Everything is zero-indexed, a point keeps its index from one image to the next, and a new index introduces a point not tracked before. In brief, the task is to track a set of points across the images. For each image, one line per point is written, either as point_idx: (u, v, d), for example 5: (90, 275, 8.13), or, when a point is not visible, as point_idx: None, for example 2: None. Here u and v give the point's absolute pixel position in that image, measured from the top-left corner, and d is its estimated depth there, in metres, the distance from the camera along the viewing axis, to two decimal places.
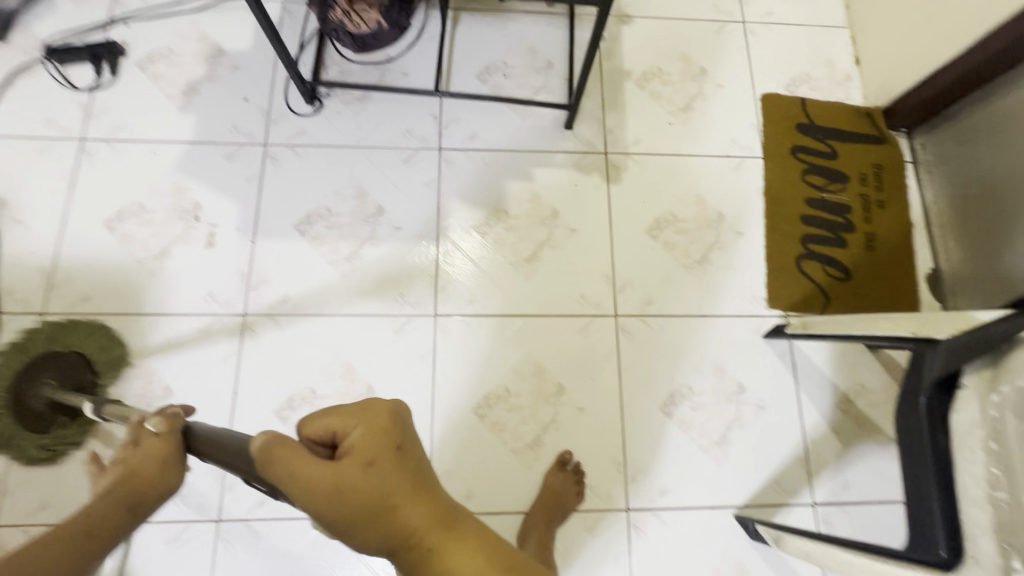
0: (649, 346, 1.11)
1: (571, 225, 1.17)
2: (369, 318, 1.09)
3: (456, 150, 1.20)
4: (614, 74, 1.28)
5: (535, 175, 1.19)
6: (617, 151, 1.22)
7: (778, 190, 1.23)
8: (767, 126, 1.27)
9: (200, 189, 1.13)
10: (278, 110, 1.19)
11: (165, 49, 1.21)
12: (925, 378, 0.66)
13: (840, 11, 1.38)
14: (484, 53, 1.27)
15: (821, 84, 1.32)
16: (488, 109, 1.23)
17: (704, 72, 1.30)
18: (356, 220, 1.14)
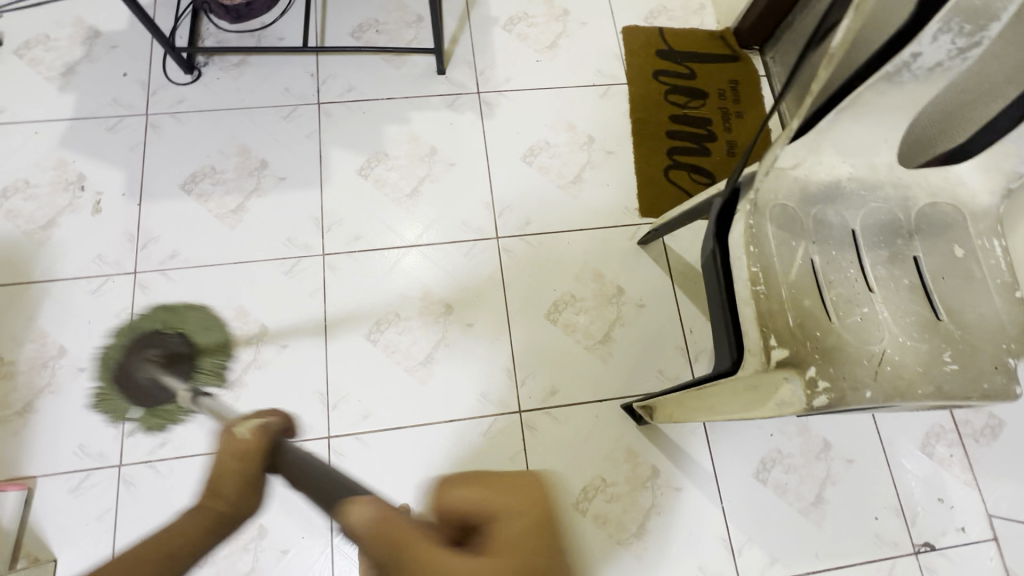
0: (531, 262, 1.18)
1: (449, 160, 1.24)
2: (259, 263, 1.13)
3: (334, 103, 1.26)
4: (482, 21, 1.36)
5: (411, 119, 1.26)
6: (489, 90, 1.30)
7: (644, 110, 1.32)
8: (629, 55, 1.37)
9: (84, 160, 1.17)
10: (157, 81, 1.24)
11: (41, 36, 1.25)
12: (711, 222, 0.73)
13: None
14: (357, 13, 1.34)
15: (676, 14, 1.42)
16: (363, 63, 1.30)
17: (567, 12, 1.39)
18: (241, 175, 1.19)
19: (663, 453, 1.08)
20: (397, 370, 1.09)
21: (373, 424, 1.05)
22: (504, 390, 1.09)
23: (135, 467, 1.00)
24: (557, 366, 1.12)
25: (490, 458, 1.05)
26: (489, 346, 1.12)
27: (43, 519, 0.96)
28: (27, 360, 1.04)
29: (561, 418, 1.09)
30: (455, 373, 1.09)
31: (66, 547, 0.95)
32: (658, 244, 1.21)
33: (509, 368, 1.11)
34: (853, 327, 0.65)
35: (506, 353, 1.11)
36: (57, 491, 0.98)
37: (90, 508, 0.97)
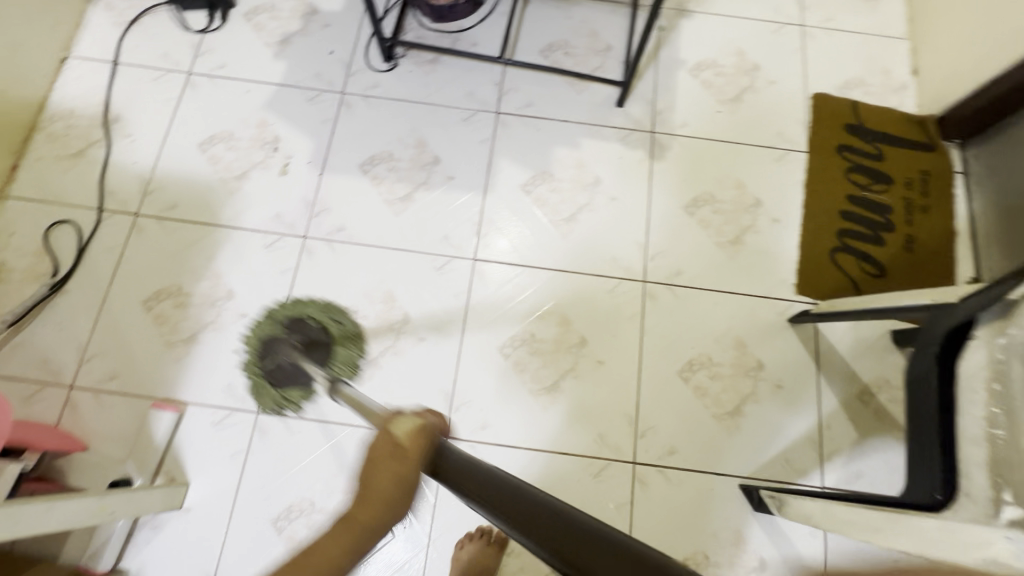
0: (674, 314, 1.15)
1: (611, 193, 1.23)
2: (415, 253, 1.18)
3: (512, 115, 1.29)
4: (670, 61, 1.35)
5: (582, 145, 1.27)
6: (664, 131, 1.29)
7: (820, 184, 1.26)
8: (814, 123, 1.31)
9: (282, 124, 1.27)
10: (358, 64, 1.32)
11: (268, 4, 1.37)
12: (936, 337, 0.68)
13: (901, 24, 1.41)
14: (549, 33, 1.37)
15: (873, 90, 1.35)
16: (546, 82, 1.33)
17: (757, 68, 1.35)
18: (413, 166, 1.24)
19: (775, 548, 1.02)
20: (522, 389, 1.09)
21: (489, 436, 1.06)
22: (622, 437, 1.07)
23: (270, 418, 1.06)
24: (681, 427, 1.08)
25: (596, 502, 1.04)
26: (616, 389, 1.10)
27: (185, 443, 1.04)
28: (200, 295, 1.14)
29: (675, 481, 1.05)
30: (576, 406, 1.09)
31: (199, 476, 1.03)
32: (811, 327, 1.15)
33: (631, 416, 1.08)
34: None
35: (631, 401, 1.09)
36: (202, 421, 1.06)
37: (225, 444, 1.05)
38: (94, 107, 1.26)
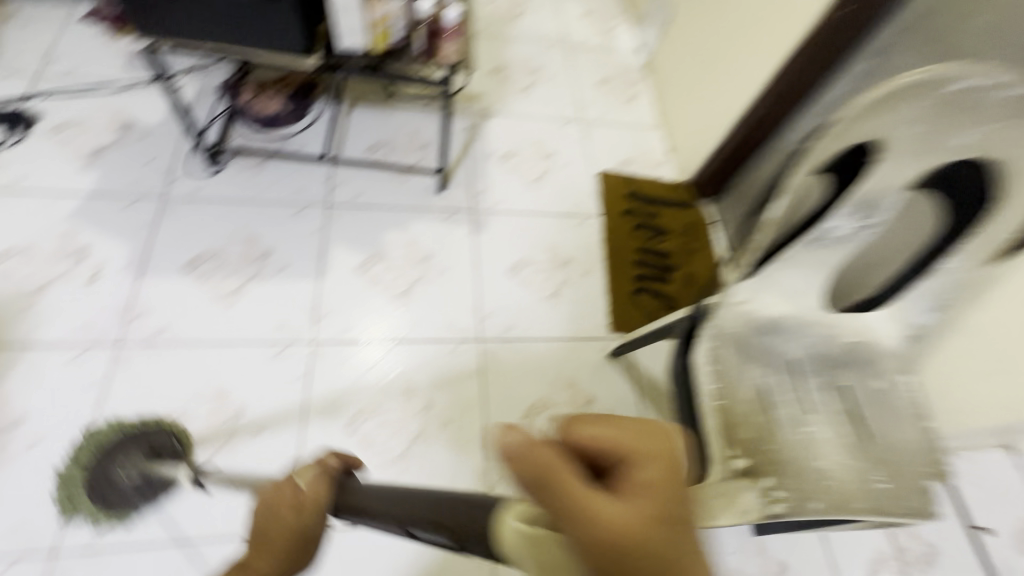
0: (510, 365, 1.26)
1: (442, 265, 1.36)
2: (248, 345, 1.16)
3: (342, 206, 1.39)
4: (481, 153, 1.59)
5: (411, 227, 1.40)
6: (482, 209, 1.48)
7: (615, 240, 1.52)
8: (603, 193, 1.60)
9: (91, 233, 1.22)
10: (179, 170, 1.35)
11: (76, 120, 1.36)
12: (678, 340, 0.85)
13: (653, 118, 1.84)
14: (372, 134, 1.53)
15: (642, 165, 1.71)
16: (373, 176, 1.47)
17: (552, 154, 1.65)
18: (244, 261, 1.26)
19: None
20: (371, 463, 1.09)
21: None
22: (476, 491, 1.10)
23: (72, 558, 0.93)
24: None
25: None
26: (464, 445, 1.14)
27: None
28: None
29: None
30: (429, 466, 1.11)
31: None
32: (626, 358, 1.33)
33: (482, 469, 1.13)
34: (799, 441, 0.75)
35: (480, 454, 1.14)
36: None
37: None
38: None
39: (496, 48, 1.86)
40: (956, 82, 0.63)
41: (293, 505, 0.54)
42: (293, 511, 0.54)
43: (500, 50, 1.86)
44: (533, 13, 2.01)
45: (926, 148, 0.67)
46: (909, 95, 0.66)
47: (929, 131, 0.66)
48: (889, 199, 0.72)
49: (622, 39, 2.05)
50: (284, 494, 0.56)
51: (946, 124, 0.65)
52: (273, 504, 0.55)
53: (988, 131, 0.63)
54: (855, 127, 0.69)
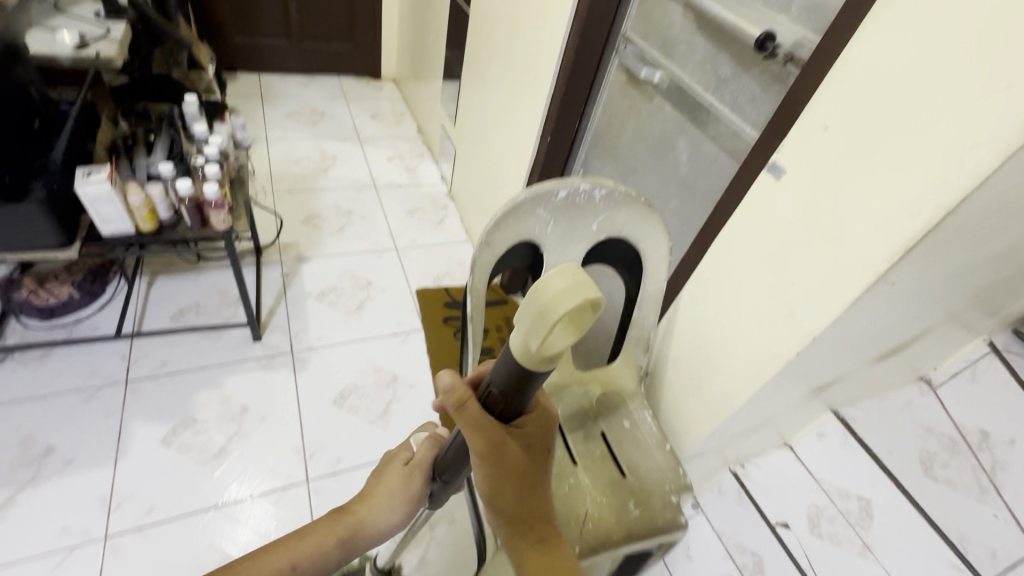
0: (342, 498, 1.23)
1: (261, 413, 1.36)
2: (20, 563, 1.03)
3: (143, 379, 1.35)
4: (298, 296, 1.67)
5: (224, 383, 1.39)
6: (302, 348, 1.53)
7: (439, 347, 1.63)
8: (423, 308, 1.74)
9: None
10: None
11: None
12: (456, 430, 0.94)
13: (461, 234, 2.09)
14: (179, 300, 1.54)
15: (457, 276, 1.90)
16: (180, 341, 1.45)
17: (370, 283, 1.78)
18: (18, 466, 1.15)
19: None
20: None
21: None
22: None
23: None
24: None
25: None
26: None
27: None
28: None
29: None
30: None
31: None
32: None
33: None
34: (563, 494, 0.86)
35: None
36: None
37: None
38: None
39: (308, 200, 2.04)
40: (560, 192, 0.81)
41: (404, 477, 0.61)
42: (398, 468, 0.63)
43: (313, 201, 2.05)
44: (342, 166, 2.27)
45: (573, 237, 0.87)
46: (537, 206, 0.81)
47: (566, 226, 0.85)
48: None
49: (427, 175, 2.37)
50: (397, 465, 0.63)
51: (576, 221, 0.85)
52: (376, 482, 0.63)
53: (604, 219, 0.86)
54: (503, 236, 0.81)
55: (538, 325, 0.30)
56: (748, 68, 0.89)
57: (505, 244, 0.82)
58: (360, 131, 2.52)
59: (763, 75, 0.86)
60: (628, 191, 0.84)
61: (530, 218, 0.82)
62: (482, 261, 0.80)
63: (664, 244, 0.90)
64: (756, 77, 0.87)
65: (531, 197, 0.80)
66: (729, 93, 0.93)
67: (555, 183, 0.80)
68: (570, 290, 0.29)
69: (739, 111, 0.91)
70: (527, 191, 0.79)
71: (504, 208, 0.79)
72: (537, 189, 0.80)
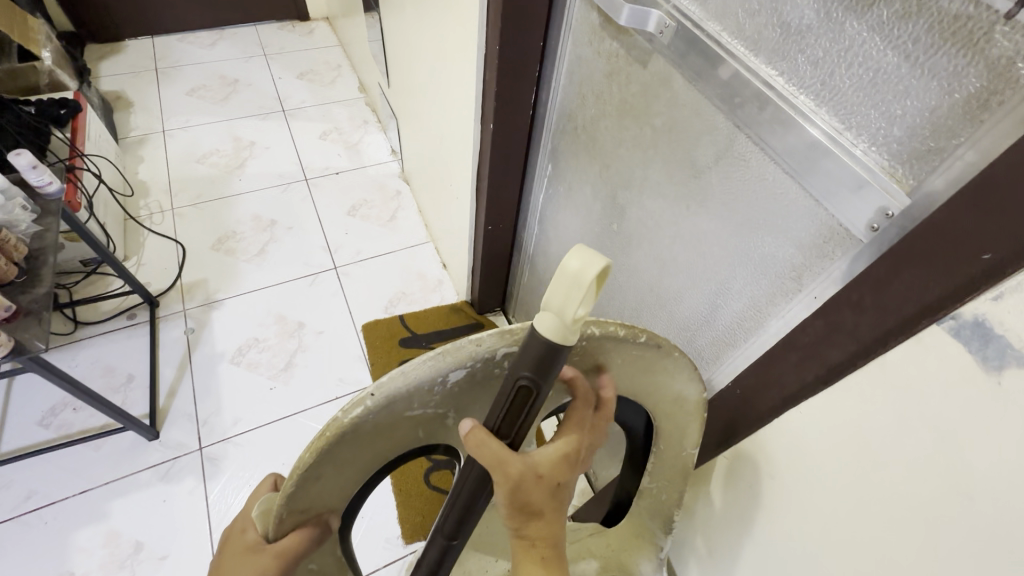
0: None
1: (159, 551, 1.03)
2: None
3: (4, 522, 1.04)
4: (208, 360, 1.30)
5: (110, 511, 1.07)
6: (214, 440, 1.17)
7: None
8: (372, 353, 1.35)
9: None
10: None
11: None
12: None
13: (421, 232, 1.63)
14: (48, 396, 1.20)
15: (415, 297, 1.48)
16: (53, 457, 1.12)
17: (301, 326, 1.38)
18: None
19: None
20: None
21: None
22: None
23: None
24: None
25: None
26: None
27: None
28: None
29: None
30: None
31: None
32: None
33: None
34: None
35: None
36: None
37: None
38: None
39: (218, 213, 1.59)
40: (452, 373, 0.41)
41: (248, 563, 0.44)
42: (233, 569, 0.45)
43: (225, 214, 1.60)
44: (262, 156, 1.78)
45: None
46: (409, 405, 0.41)
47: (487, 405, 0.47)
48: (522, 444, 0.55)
49: (373, 150, 1.86)
50: (251, 533, 0.47)
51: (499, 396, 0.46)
52: (222, 560, 0.46)
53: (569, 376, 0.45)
54: (342, 461, 0.42)
55: (566, 300, 0.31)
56: (861, 10, 0.37)
57: (361, 467, 0.45)
58: (285, 100, 1.98)
59: (907, 32, 0.35)
60: (614, 334, 0.43)
61: (398, 426, 0.43)
62: (307, 505, 0.44)
63: (700, 394, 0.51)
64: (887, 36, 0.36)
65: (386, 398, 0.40)
66: (809, 61, 0.42)
67: (437, 359, 0.40)
68: (588, 262, 0.29)
69: (838, 110, 0.41)
70: (379, 381, 0.40)
71: (324, 432, 0.39)
72: (401, 380, 0.40)
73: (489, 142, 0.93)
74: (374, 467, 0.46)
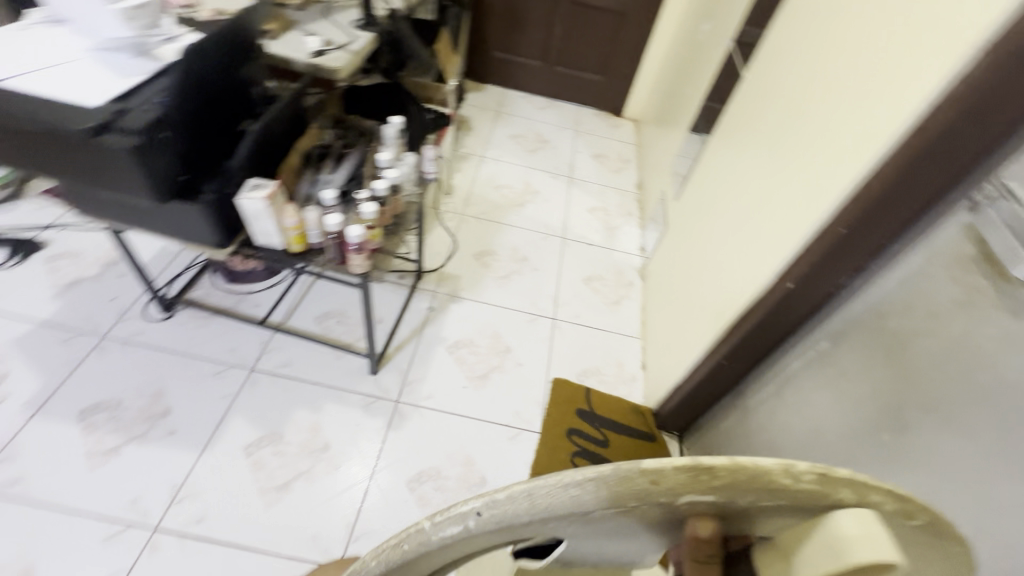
0: None
1: (335, 460, 1.24)
2: (87, 518, 1.08)
3: (265, 373, 1.37)
4: (432, 338, 1.54)
5: (323, 409, 1.33)
6: (409, 401, 1.38)
7: (545, 465, 1.31)
8: (550, 405, 1.45)
9: (18, 362, 1.28)
10: (133, 313, 1.43)
11: (75, 252, 1.54)
12: None
13: (635, 327, 1.73)
14: (329, 303, 1.56)
15: (606, 379, 1.56)
16: (311, 347, 1.45)
17: (508, 350, 1.56)
18: (139, 418, 1.24)
19: None
20: None
21: None
22: None
23: None
24: None
25: None
26: None
27: None
28: None
29: None
30: None
31: None
32: None
33: None
34: None
35: None
36: None
37: None
38: None
39: (490, 232, 1.92)
40: (601, 509, 0.29)
41: None
42: None
43: (493, 236, 1.91)
44: (539, 204, 2.09)
45: (670, 540, 0.37)
46: (525, 527, 0.31)
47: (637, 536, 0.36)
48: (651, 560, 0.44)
49: (626, 239, 2.04)
50: None
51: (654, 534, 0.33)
52: None
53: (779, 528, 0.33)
54: (427, 562, 0.34)
55: (814, 551, 0.29)
56: None
57: (449, 563, 0.37)
58: (575, 170, 2.31)
59: None
60: (870, 505, 0.28)
61: (500, 540, 0.33)
62: None
63: None
64: None
65: (492, 524, 0.30)
66: None
67: (578, 492, 0.29)
68: (866, 530, 0.27)
69: None
70: (490, 495, 0.30)
71: (405, 544, 0.33)
72: (524, 505, 0.29)
73: (776, 298, 0.97)
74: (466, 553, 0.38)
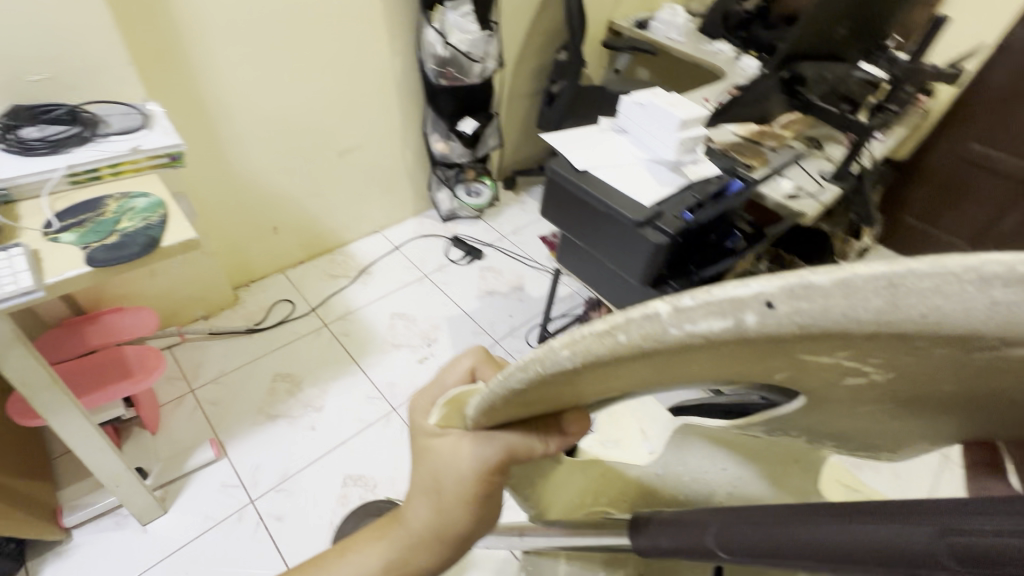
0: None
1: None
2: None
3: None
4: None
5: None
6: None
7: None
8: None
9: (444, 334, 1.71)
10: (520, 332, 1.76)
11: (497, 269, 1.98)
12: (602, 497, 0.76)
13: None
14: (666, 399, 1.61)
15: None
16: None
17: None
18: None
19: None
20: None
21: None
22: None
23: (255, 512, 1.24)
24: None
25: None
26: None
27: (198, 484, 1.27)
28: (311, 395, 1.48)
29: None
30: None
31: (184, 501, 1.24)
32: None
33: None
34: None
35: None
36: (219, 476, 1.29)
37: (219, 507, 1.24)
38: (363, 261, 1.94)
39: None
40: (752, 316, 0.19)
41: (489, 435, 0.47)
42: (480, 449, 0.49)
43: None
44: None
45: (894, 390, 0.30)
46: (805, 339, 0.20)
47: (944, 388, 0.29)
48: (906, 393, 0.32)
49: None
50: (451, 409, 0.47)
51: (981, 375, 0.25)
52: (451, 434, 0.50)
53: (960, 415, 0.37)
54: (587, 374, 0.26)
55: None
56: None
57: (610, 376, 0.29)
58: None
59: None
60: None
61: (712, 353, 0.22)
62: (535, 398, 0.33)
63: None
64: None
65: (792, 332, 0.19)
66: None
67: (1013, 299, 0.17)
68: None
69: None
70: (803, 274, 0.17)
71: (534, 368, 0.25)
72: (875, 303, 0.18)
73: None
74: (651, 380, 0.32)
